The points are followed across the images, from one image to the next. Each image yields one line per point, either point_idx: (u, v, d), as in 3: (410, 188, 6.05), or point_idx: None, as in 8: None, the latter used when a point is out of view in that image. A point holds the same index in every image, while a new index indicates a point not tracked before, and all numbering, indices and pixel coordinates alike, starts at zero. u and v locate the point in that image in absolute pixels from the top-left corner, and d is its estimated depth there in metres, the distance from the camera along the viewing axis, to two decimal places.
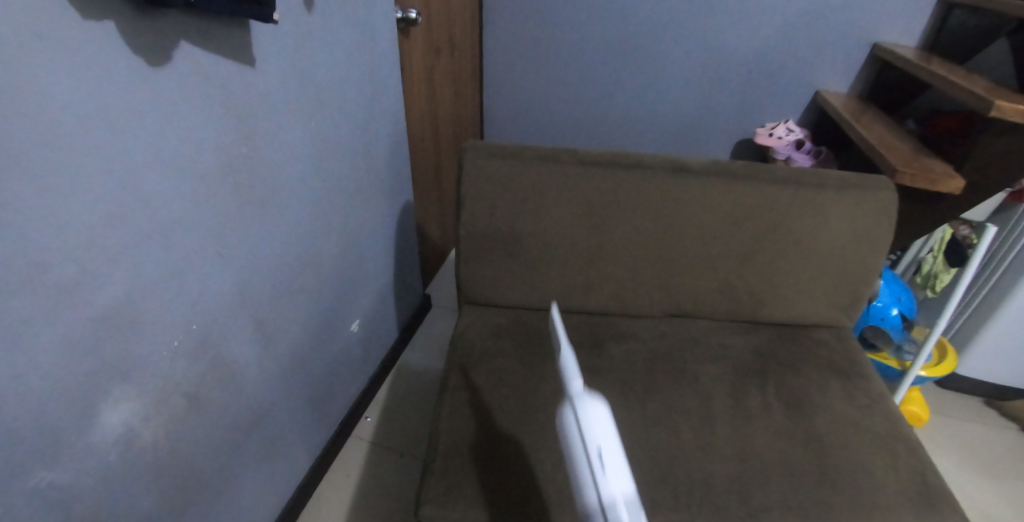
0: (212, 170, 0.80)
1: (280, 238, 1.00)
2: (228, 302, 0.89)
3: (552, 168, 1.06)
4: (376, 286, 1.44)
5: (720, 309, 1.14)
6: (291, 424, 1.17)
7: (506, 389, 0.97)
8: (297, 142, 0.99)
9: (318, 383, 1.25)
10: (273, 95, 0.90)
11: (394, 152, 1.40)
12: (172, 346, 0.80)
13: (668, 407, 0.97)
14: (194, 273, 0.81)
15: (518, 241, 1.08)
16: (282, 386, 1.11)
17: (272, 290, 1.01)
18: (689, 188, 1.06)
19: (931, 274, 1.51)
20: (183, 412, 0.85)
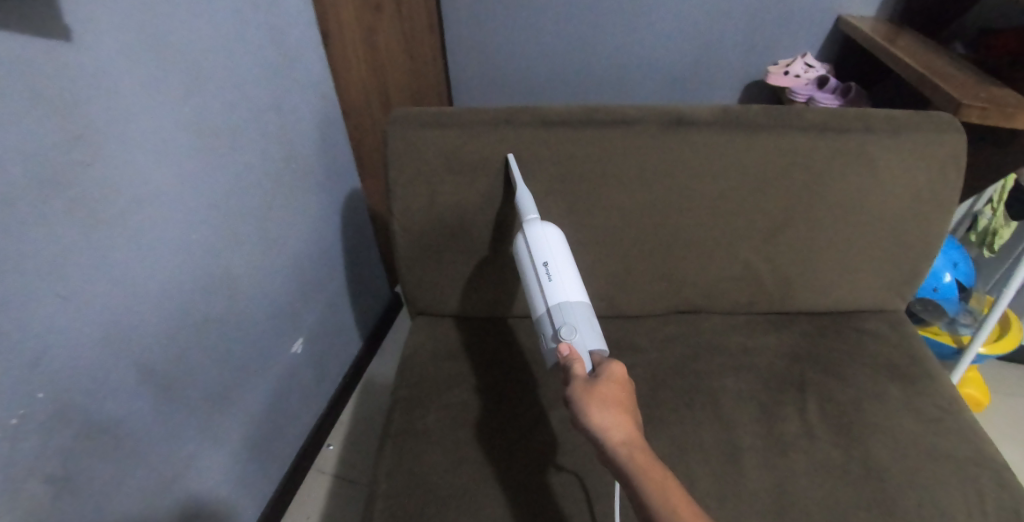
0: (16, 184, 0.59)
1: (161, 260, 0.79)
2: (88, 351, 0.70)
3: (505, 135, 0.79)
4: (323, 294, 1.20)
5: (741, 300, 0.88)
6: (218, 474, 0.98)
7: (466, 434, 0.77)
8: (166, 137, 0.77)
9: (252, 420, 1.04)
10: (114, 83, 0.69)
11: (325, 133, 1.15)
12: (8, 426, 0.62)
13: (677, 443, 0.72)
14: (13, 324, 0.61)
15: (468, 234, 0.83)
16: (201, 433, 0.92)
17: (161, 323, 0.80)
18: (692, 147, 0.78)
19: (989, 230, 1.24)
20: (49, 497, 0.68)
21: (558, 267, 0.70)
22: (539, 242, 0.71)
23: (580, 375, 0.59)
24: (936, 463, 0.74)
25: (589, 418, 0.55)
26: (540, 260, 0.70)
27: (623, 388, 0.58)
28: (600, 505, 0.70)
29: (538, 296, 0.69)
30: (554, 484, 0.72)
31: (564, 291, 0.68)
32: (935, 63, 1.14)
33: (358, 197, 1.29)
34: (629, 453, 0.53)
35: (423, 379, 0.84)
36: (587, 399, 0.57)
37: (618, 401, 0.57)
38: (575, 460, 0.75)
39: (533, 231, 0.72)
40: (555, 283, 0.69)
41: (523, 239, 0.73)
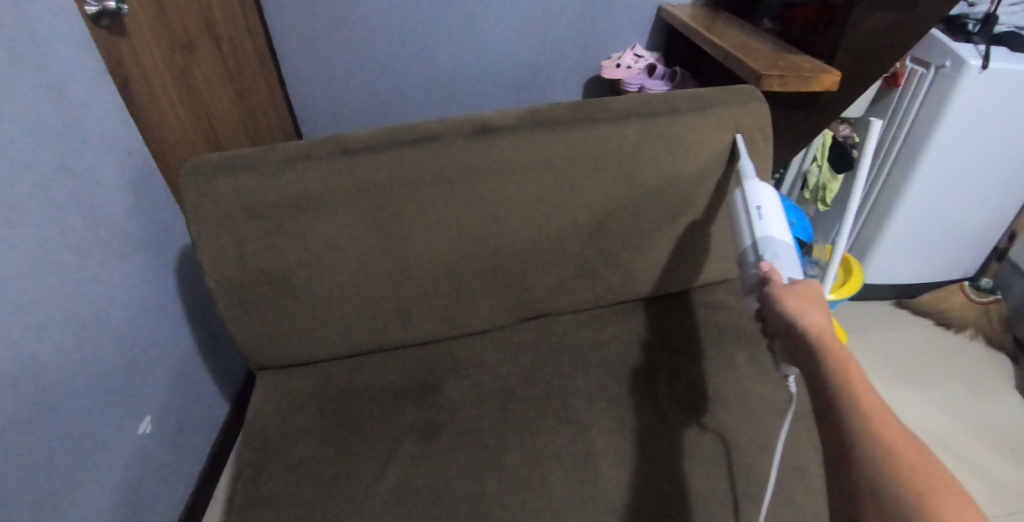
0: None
1: None
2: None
3: (306, 171, 0.74)
4: (171, 364, 1.09)
5: (586, 297, 0.87)
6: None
7: (310, 496, 0.70)
8: None
9: (103, 521, 0.92)
10: None
11: (138, 189, 1.04)
12: None
13: (532, 457, 0.70)
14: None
15: (290, 278, 0.77)
16: None
17: None
18: (503, 155, 0.77)
19: (819, 186, 1.34)
20: None
21: (770, 210, 0.72)
22: (751, 189, 0.75)
23: (780, 281, 0.61)
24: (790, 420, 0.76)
25: (787, 305, 0.56)
26: (750, 202, 0.73)
27: (820, 296, 0.57)
28: None
29: (746, 232, 0.72)
30: None
31: (770, 229, 0.69)
32: (742, 39, 1.21)
33: (195, 253, 1.18)
34: (820, 339, 0.51)
35: (265, 441, 0.76)
36: (785, 295, 0.58)
37: (815, 301, 0.56)
38: (428, 497, 0.68)
39: (749, 184, 0.75)
40: (764, 222, 0.71)
41: (739, 192, 0.76)
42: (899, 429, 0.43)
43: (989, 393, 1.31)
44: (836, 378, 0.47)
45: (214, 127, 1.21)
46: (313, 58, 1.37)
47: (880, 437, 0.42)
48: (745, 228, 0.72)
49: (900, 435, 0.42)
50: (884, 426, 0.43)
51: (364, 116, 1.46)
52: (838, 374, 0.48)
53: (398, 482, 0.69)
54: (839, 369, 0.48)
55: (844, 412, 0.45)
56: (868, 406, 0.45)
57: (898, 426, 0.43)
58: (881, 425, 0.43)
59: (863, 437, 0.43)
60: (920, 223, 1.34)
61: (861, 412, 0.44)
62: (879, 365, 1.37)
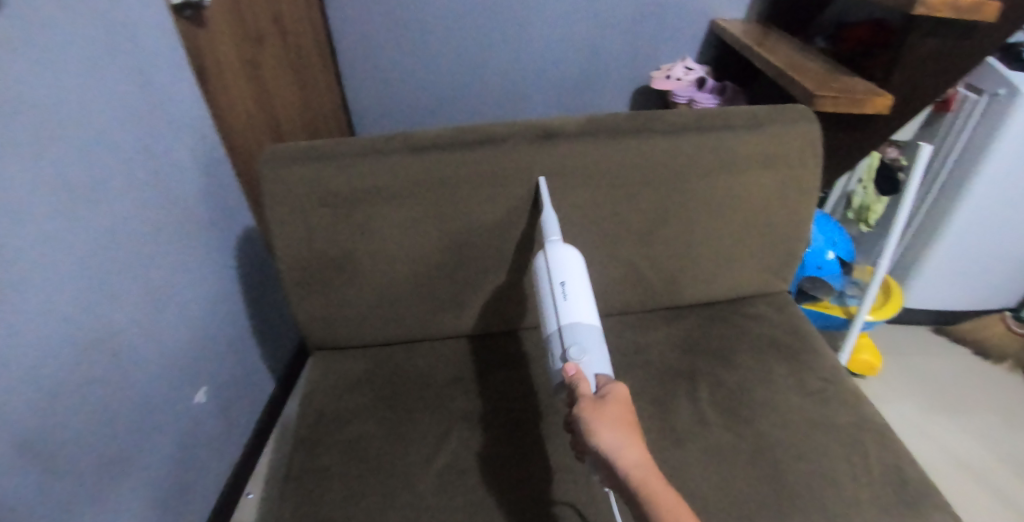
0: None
1: (25, 324, 0.72)
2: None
3: (376, 164, 0.78)
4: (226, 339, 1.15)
5: (631, 300, 0.90)
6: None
7: (364, 471, 0.74)
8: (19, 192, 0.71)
9: (159, 481, 0.98)
10: None
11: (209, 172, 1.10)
12: None
13: (575, 449, 0.73)
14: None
15: (353, 265, 0.82)
16: (95, 505, 0.85)
17: (32, 393, 0.74)
18: (561, 159, 0.80)
19: (863, 206, 1.34)
20: None
21: (574, 289, 0.71)
22: (555, 268, 0.72)
23: (587, 395, 0.60)
24: (827, 433, 0.78)
25: (599, 438, 0.55)
26: (556, 280, 0.71)
27: (631, 417, 0.58)
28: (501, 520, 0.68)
29: (552, 315, 0.70)
30: (456, 508, 0.69)
31: (576, 312, 0.69)
32: (795, 57, 1.22)
33: (254, 235, 1.24)
34: (630, 462, 0.54)
35: (321, 416, 0.81)
36: (595, 420, 0.57)
37: (626, 424, 0.56)
38: (477, 480, 0.72)
39: (551, 258, 0.73)
40: (571, 304, 0.70)
41: (544, 260, 0.73)
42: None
43: None
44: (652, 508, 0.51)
45: (277, 117, 1.27)
46: (373, 56, 1.42)
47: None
48: (547, 298, 0.71)
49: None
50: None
51: (417, 114, 1.51)
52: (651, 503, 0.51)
53: (448, 464, 0.74)
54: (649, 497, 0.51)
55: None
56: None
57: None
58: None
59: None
60: (965, 249, 1.33)
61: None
62: (911, 389, 1.36)
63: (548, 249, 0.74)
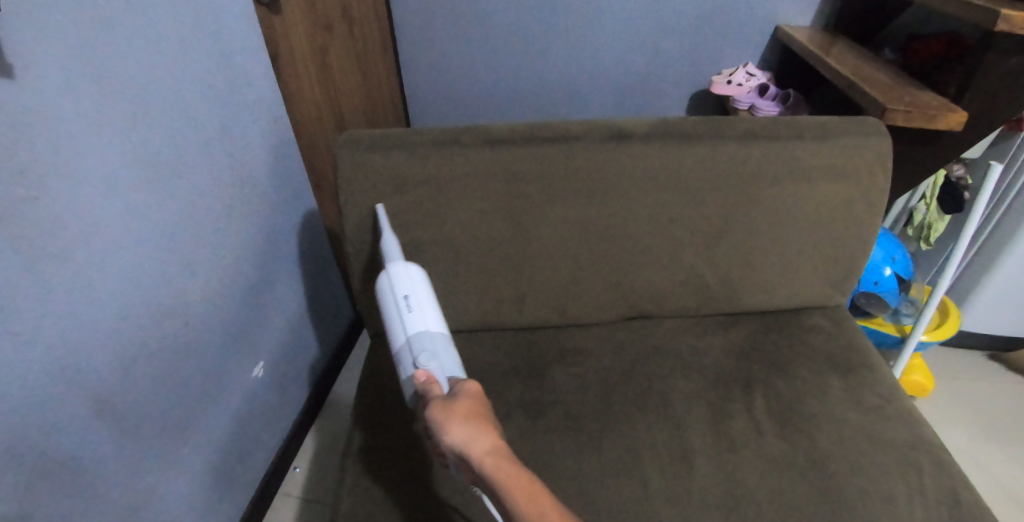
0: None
1: (111, 291, 0.77)
2: (41, 390, 0.69)
3: (452, 156, 0.80)
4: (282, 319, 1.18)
5: (688, 304, 0.90)
6: (183, 504, 0.96)
7: (423, 453, 0.77)
8: (115, 166, 0.75)
9: (215, 448, 1.02)
10: (66, 114, 0.68)
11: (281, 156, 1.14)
12: None
13: (630, 447, 0.74)
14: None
15: (420, 252, 0.84)
16: (160, 466, 0.89)
17: (114, 356, 0.78)
18: (631, 160, 0.81)
19: (924, 224, 1.31)
20: None
21: (418, 300, 0.72)
22: (400, 281, 0.73)
23: (436, 396, 0.58)
24: (885, 451, 0.76)
25: (448, 435, 0.53)
26: (401, 293, 0.72)
27: (480, 408, 0.56)
28: None
29: (397, 327, 0.69)
30: None
31: (420, 323, 0.69)
32: (866, 67, 1.19)
33: (314, 218, 1.28)
34: (479, 439, 0.53)
35: (381, 397, 0.84)
36: (446, 416, 0.55)
37: (479, 416, 0.55)
38: None
39: (389, 273, 0.74)
40: (415, 315, 0.70)
41: (390, 273, 0.74)
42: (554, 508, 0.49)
43: None
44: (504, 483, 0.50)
45: (340, 104, 1.30)
46: (435, 49, 1.45)
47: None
48: (393, 313, 0.71)
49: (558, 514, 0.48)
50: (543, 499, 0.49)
51: (474, 108, 1.53)
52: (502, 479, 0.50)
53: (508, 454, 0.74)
54: (501, 472, 0.50)
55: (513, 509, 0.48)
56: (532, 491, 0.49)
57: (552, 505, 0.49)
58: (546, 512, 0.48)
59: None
60: None
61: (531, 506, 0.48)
62: (961, 413, 1.33)
63: (397, 263, 0.75)
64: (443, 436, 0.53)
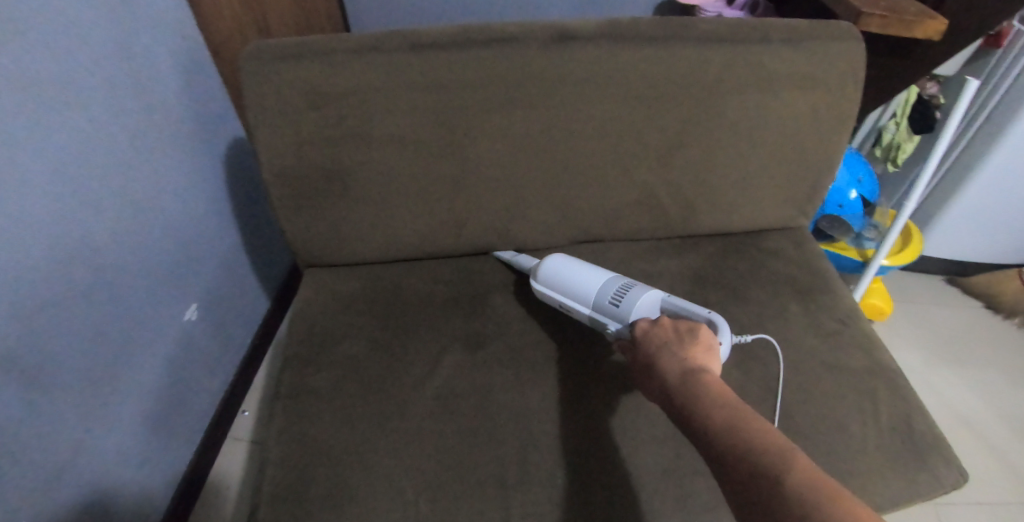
0: None
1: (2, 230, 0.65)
2: None
3: (377, 67, 0.70)
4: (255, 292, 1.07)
5: (642, 227, 0.84)
6: (122, 462, 0.89)
7: (356, 389, 0.71)
8: None
9: (154, 399, 0.95)
10: None
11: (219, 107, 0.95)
12: None
13: (578, 379, 0.69)
14: None
15: (346, 176, 0.75)
16: (88, 421, 0.81)
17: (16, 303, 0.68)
18: (578, 67, 0.72)
19: (893, 144, 1.25)
20: None
21: (598, 273, 0.72)
22: (594, 307, 0.69)
23: (649, 343, 0.60)
24: (838, 376, 0.73)
25: (657, 374, 0.56)
26: (602, 318, 0.68)
27: (681, 329, 0.59)
28: (498, 445, 0.64)
29: (605, 303, 0.68)
30: (449, 434, 0.66)
31: (622, 284, 0.69)
32: None
33: (243, 146, 1.16)
34: (720, 402, 0.49)
35: (312, 334, 0.78)
36: (654, 360, 0.57)
37: (688, 339, 0.57)
38: (471, 405, 0.67)
39: (580, 314, 0.71)
40: (612, 282, 0.70)
41: (578, 310, 0.71)
42: (817, 477, 0.42)
43: None
44: (748, 440, 0.45)
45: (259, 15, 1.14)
46: None
47: (804, 504, 0.40)
48: (585, 291, 0.70)
49: (825, 482, 0.41)
50: (791, 463, 0.43)
51: (418, 20, 1.37)
52: (747, 441, 0.45)
53: (441, 387, 0.69)
54: (737, 439, 0.46)
55: (761, 479, 0.43)
56: (778, 454, 0.44)
57: (812, 472, 0.42)
58: (788, 485, 0.42)
59: (811, 500, 0.40)
60: (996, 199, 1.24)
61: (778, 478, 0.42)
62: (917, 337, 1.33)
63: (571, 300, 0.72)
64: (689, 400, 0.51)
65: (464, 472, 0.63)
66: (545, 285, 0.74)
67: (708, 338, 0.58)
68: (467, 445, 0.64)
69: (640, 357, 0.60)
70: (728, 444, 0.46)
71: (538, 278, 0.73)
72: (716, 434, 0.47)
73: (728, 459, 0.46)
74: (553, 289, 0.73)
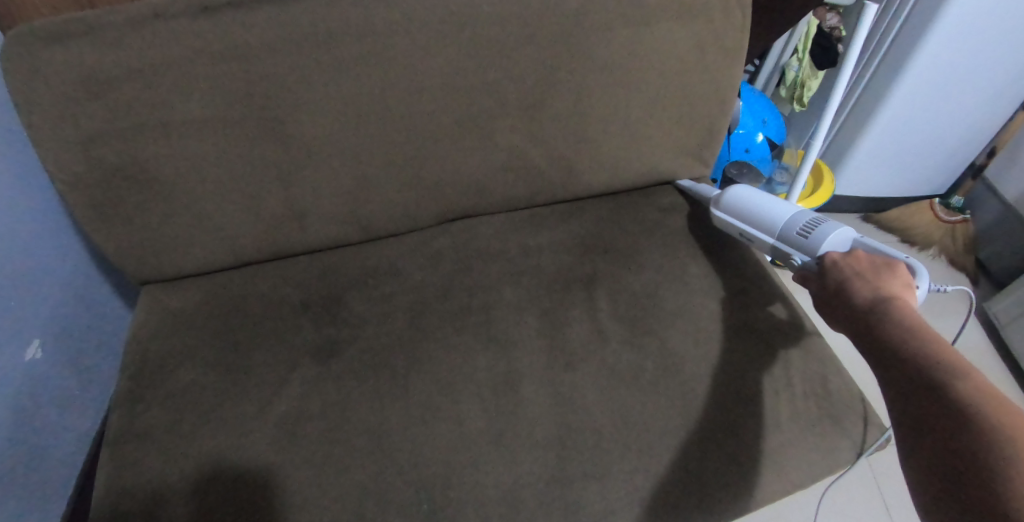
0: None
1: None
2: None
3: (156, 33, 0.56)
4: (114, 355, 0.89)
5: (519, 194, 0.74)
6: None
7: (188, 426, 0.59)
8: None
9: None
10: None
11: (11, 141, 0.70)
12: None
13: (445, 381, 0.59)
14: None
15: (148, 171, 0.62)
16: None
17: None
18: (410, 14, 0.59)
19: (798, 82, 1.19)
20: None
21: (788, 205, 0.67)
22: (780, 236, 0.65)
23: (837, 267, 0.56)
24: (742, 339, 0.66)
25: (849, 297, 0.52)
26: (785, 249, 0.64)
27: (881, 261, 0.55)
28: (352, 473, 0.54)
29: (790, 234, 0.63)
30: (295, 463, 0.55)
31: (811, 216, 0.63)
32: None
33: None
34: (929, 338, 0.46)
35: (138, 366, 0.65)
36: (846, 284, 0.54)
37: (890, 272, 0.53)
38: (321, 428, 0.57)
39: (763, 242, 0.67)
40: (801, 214, 0.64)
41: (761, 237, 0.67)
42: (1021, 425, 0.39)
43: (948, 310, 1.26)
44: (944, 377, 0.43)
45: None
46: None
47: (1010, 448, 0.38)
48: (766, 221, 0.66)
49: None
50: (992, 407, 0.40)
51: None
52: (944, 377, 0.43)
53: (288, 411, 0.59)
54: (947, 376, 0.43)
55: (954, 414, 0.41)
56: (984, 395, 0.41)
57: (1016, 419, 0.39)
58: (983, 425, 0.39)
59: (1009, 444, 0.38)
60: (902, 131, 1.21)
61: (977, 416, 0.40)
62: None
63: (755, 226, 0.67)
64: (880, 329, 0.48)
65: (309, 510, 0.52)
66: (728, 213, 0.71)
67: (907, 279, 0.54)
68: (318, 477, 0.54)
69: (824, 283, 0.56)
70: (922, 376, 0.44)
71: (723, 204, 0.71)
72: (907, 364, 0.45)
73: (919, 390, 0.43)
74: (743, 214, 0.69)
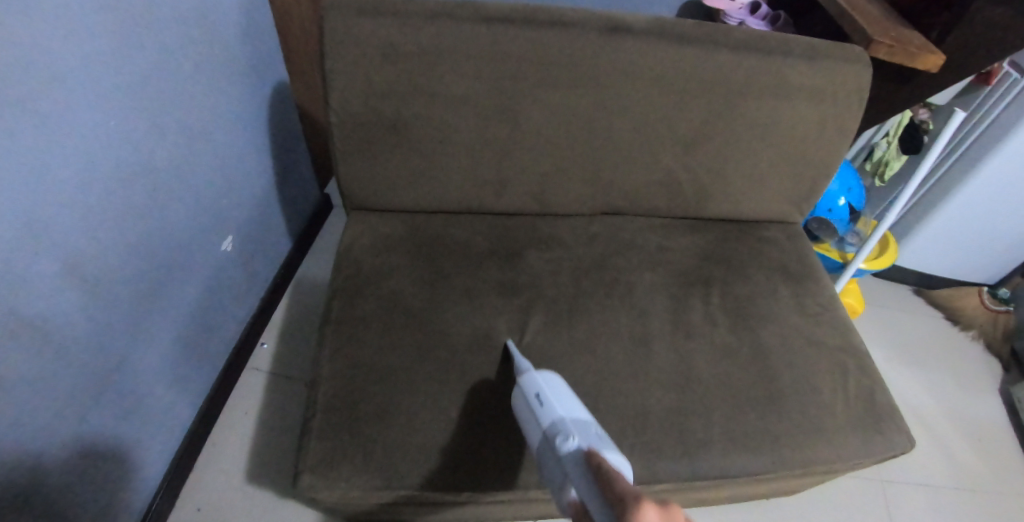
0: None
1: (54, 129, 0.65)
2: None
3: (447, 38, 0.77)
4: (246, 265, 1.17)
5: (661, 203, 0.95)
6: (142, 369, 0.90)
7: (401, 320, 0.80)
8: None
9: (173, 320, 0.96)
10: None
11: (214, 83, 0.94)
12: None
13: (597, 329, 0.82)
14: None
15: (403, 131, 0.83)
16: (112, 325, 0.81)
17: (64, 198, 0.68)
18: (625, 57, 0.81)
19: (882, 160, 1.36)
20: None
21: (554, 399, 0.63)
22: (548, 433, 0.59)
23: None
24: (816, 351, 0.86)
25: None
26: (554, 432, 0.58)
27: None
28: None
29: (551, 426, 0.59)
30: (484, 365, 0.77)
31: (563, 417, 0.60)
32: None
33: (286, 91, 1.20)
34: None
35: (357, 270, 0.85)
36: None
37: None
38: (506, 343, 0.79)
39: (535, 433, 0.62)
40: (548, 410, 0.62)
41: (535, 431, 0.62)
42: None
43: (975, 386, 1.41)
44: None
45: None
46: None
47: None
48: (540, 402, 0.63)
49: None
50: None
51: None
52: None
53: (478, 327, 0.81)
54: None
55: None
56: None
57: None
58: None
59: None
60: (962, 221, 1.38)
61: None
62: (884, 339, 1.47)
63: (534, 415, 0.63)
64: None
65: (502, 399, 0.74)
66: (522, 395, 0.67)
67: None
68: (503, 377, 0.76)
69: None
70: None
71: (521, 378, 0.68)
72: None
73: None
74: (526, 405, 0.66)
